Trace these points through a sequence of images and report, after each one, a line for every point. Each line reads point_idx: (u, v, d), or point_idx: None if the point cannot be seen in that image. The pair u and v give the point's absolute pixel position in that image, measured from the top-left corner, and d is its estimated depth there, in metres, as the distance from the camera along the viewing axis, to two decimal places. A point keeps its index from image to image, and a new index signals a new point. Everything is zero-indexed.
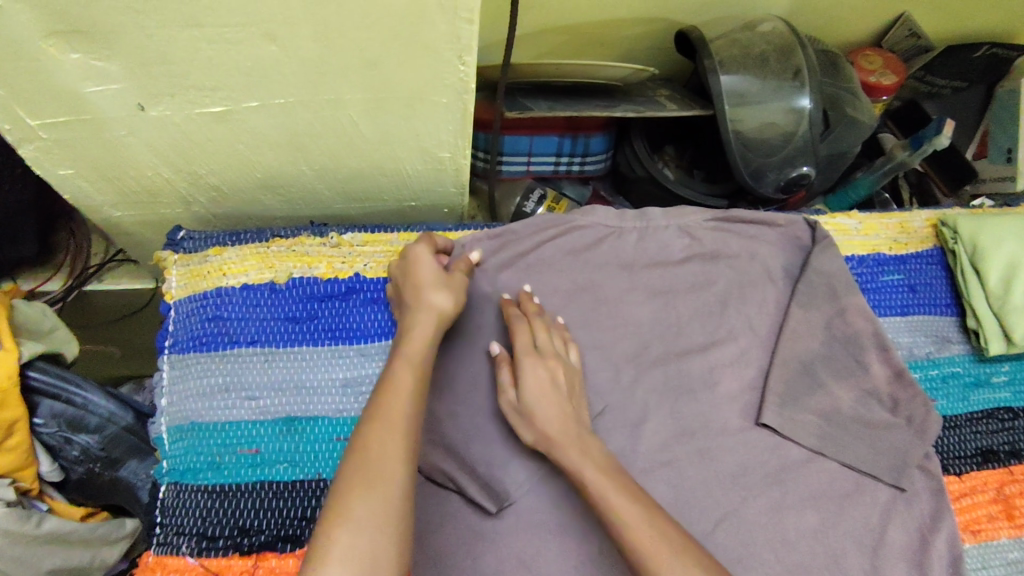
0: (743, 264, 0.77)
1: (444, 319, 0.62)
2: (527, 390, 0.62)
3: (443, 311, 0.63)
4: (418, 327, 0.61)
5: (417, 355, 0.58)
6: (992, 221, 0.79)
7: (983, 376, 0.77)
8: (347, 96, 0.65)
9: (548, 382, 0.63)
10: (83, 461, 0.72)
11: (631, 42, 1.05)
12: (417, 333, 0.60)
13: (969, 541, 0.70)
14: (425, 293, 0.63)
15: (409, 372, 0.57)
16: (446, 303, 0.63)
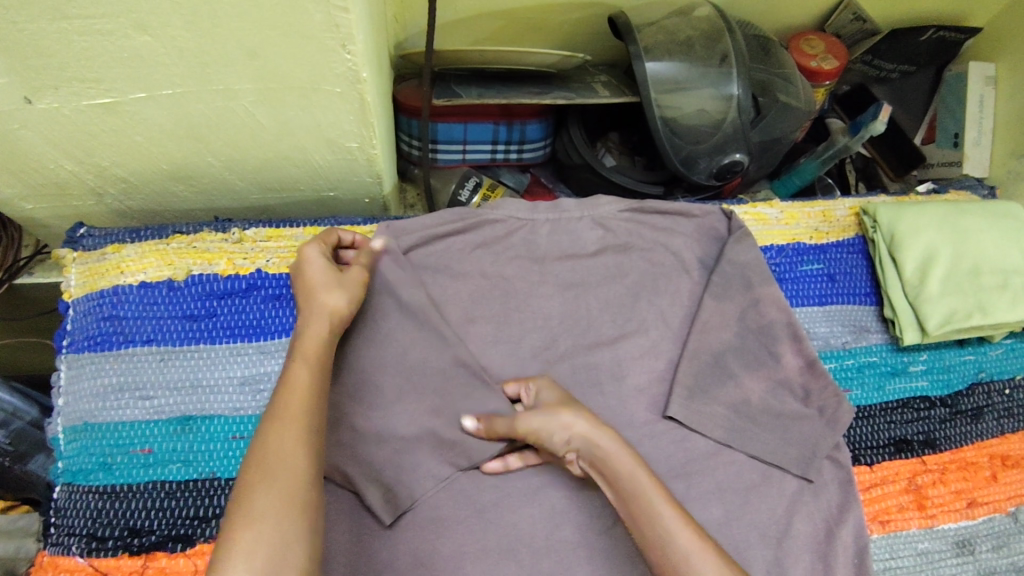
0: (657, 257, 0.77)
1: (341, 318, 0.61)
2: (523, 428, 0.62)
3: (339, 311, 0.61)
4: (313, 330, 0.59)
5: (316, 353, 0.57)
6: (910, 211, 0.79)
7: (900, 365, 0.77)
8: (237, 86, 0.62)
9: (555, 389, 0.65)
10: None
11: (574, 26, 1.01)
12: (311, 333, 0.59)
13: (877, 532, 0.70)
14: (320, 296, 0.61)
15: (306, 369, 0.56)
16: (345, 304, 0.62)
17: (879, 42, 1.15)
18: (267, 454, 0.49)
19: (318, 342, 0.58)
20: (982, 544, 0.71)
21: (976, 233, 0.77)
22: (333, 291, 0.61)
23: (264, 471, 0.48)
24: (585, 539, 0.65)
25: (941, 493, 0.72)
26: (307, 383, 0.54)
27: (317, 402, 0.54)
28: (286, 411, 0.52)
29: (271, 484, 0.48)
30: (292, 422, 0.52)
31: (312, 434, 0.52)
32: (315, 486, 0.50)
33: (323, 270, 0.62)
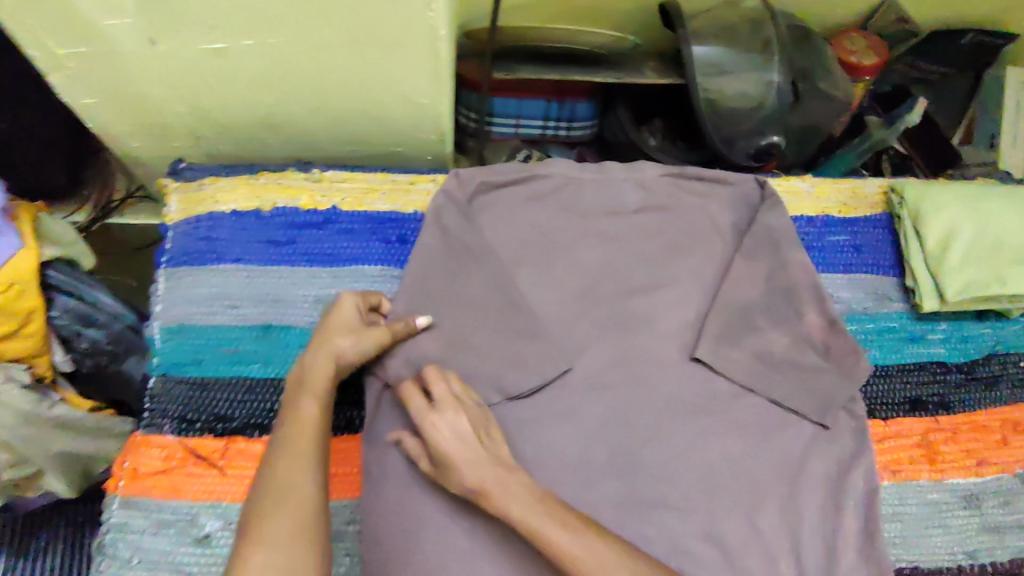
0: (692, 218, 0.83)
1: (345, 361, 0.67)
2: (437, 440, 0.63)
3: (347, 357, 0.67)
4: (320, 370, 0.65)
5: (321, 389, 0.64)
6: (936, 189, 0.84)
7: (919, 332, 0.81)
8: (331, 39, 0.70)
9: (455, 436, 0.63)
10: (91, 353, 0.81)
11: (629, 14, 1.08)
12: (318, 372, 0.65)
13: (887, 479, 0.74)
14: (334, 340, 0.67)
15: (312, 403, 0.63)
16: (356, 352, 0.67)
17: (918, 44, 1.20)
18: (276, 482, 0.56)
19: (324, 380, 0.65)
20: (989, 499, 0.75)
21: (999, 212, 0.82)
22: (348, 339, 0.67)
23: (275, 498, 0.55)
24: (614, 461, 0.71)
25: (951, 449, 0.77)
26: (314, 418, 0.62)
27: (321, 433, 0.61)
28: (295, 442, 0.60)
29: (282, 508, 0.54)
30: (301, 450, 0.59)
31: (320, 463, 0.59)
32: (323, 506, 0.57)
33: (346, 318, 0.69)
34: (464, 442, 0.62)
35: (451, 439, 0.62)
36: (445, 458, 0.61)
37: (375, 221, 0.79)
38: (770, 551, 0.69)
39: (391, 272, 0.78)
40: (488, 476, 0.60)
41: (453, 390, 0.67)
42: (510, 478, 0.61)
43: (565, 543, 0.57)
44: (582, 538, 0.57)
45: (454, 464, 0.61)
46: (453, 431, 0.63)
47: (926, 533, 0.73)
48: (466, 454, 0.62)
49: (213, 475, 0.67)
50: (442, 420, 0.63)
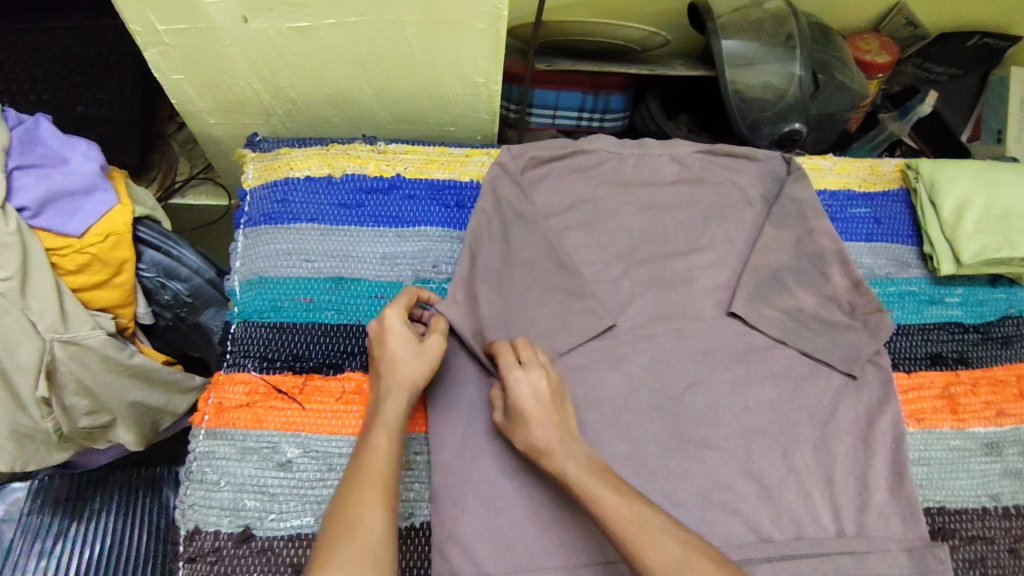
0: (725, 190, 0.90)
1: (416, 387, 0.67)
2: (515, 399, 0.67)
3: (415, 381, 0.67)
4: (392, 401, 0.65)
5: (393, 420, 0.64)
6: (949, 166, 0.90)
7: (936, 295, 0.88)
8: (405, 18, 0.78)
9: (531, 396, 0.67)
10: (172, 305, 0.89)
11: (661, 14, 1.16)
12: (392, 402, 0.65)
13: (913, 427, 0.79)
14: (400, 367, 0.67)
15: (384, 436, 0.63)
16: (424, 374, 0.68)
17: (926, 45, 1.28)
18: (345, 513, 0.56)
19: (397, 412, 0.65)
20: (1009, 447, 0.80)
21: (1009, 186, 0.88)
22: (412, 360, 0.68)
23: (344, 528, 0.55)
24: (658, 403, 0.77)
25: (972, 401, 0.82)
26: (385, 452, 0.61)
27: (392, 467, 0.61)
28: (365, 474, 0.59)
29: (349, 541, 0.54)
30: (374, 482, 0.58)
31: (389, 500, 0.58)
32: (390, 542, 0.55)
33: (405, 339, 0.68)
34: (538, 402, 0.67)
35: (528, 397, 0.67)
36: (518, 409, 0.67)
37: (435, 188, 0.86)
38: (804, 487, 0.74)
39: (449, 234, 0.84)
40: (553, 436, 0.65)
41: (540, 359, 0.71)
42: (571, 443, 0.66)
43: (614, 503, 0.60)
44: (627, 499, 0.61)
45: (526, 418, 0.67)
46: (532, 388, 0.68)
47: (951, 477, 0.78)
48: (535, 411, 0.67)
49: (293, 408, 0.73)
50: (524, 378, 0.68)
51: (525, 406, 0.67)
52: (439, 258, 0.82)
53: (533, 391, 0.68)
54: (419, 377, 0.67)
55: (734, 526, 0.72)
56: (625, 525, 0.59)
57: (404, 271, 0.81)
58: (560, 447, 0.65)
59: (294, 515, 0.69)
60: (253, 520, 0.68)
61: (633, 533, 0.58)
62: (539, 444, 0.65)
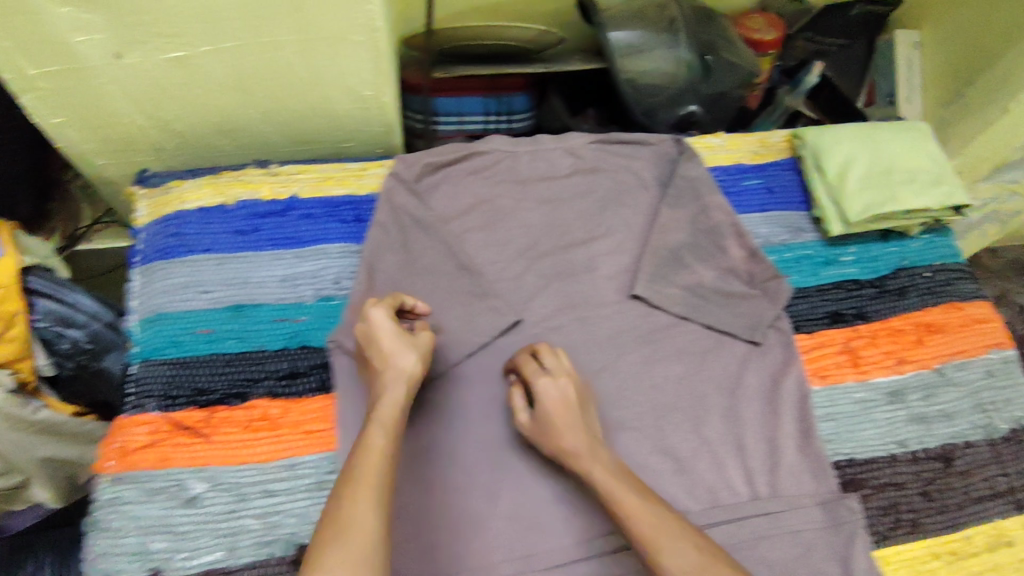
0: (620, 177, 0.92)
1: (414, 379, 0.68)
2: (542, 404, 0.69)
3: (411, 372, 0.68)
4: (388, 394, 0.66)
5: (389, 418, 0.64)
6: (831, 130, 0.93)
7: (831, 256, 0.91)
8: (282, 39, 0.79)
9: (560, 402, 0.68)
10: (73, 354, 0.87)
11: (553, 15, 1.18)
12: (388, 396, 0.66)
13: (818, 384, 0.82)
14: (390, 361, 0.68)
15: (380, 435, 0.62)
16: (414, 365, 0.69)
17: (813, 19, 1.32)
18: (339, 515, 0.56)
19: (393, 408, 0.65)
20: (912, 393, 0.83)
21: (887, 143, 0.91)
22: (405, 354, 0.69)
23: (336, 529, 0.55)
24: None
25: (873, 353, 0.84)
26: (379, 453, 0.61)
27: (387, 468, 0.61)
28: (361, 474, 0.59)
29: (343, 542, 0.54)
30: (366, 482, 0.58)
31: (382, 500, 0.58)
32: (382, 542, 0.56)
33: (393, 335, 0.69)
34: (566, 407, 0.68)
35: (556, 402, 0.68)
36: (546, 414, 0.68)
37: (332, 205, 0.86)
38: (716, 455, 0.76)
39: (351, 249, 0.83)
40: (580, 439, 0.67)
41: (562, 365, 0.73)
42: (599, 448, 0.67)
43: (637, 508, 0.61)
44: (647, 502, 0.62)
45: (552, 421, 0.68)
46: (560, 395, 0.69)
47: (859, 429, 0.80)
48: (561, 415, 0.68)
49: (199, 443, 0.71)
50: (551, 385, 0.69)
51: (554, 416, 0.68)
52: (340, 273, 0.81)
53: (559, 398, 0.69)
54: (412, 369, 0.68)
55: None
56: (645, 525, 0.60)
57: (305, 291, 0.80)
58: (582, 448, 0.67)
59: (205, 552, 0.67)
60: (163, 561, 0.66)
61: (653, 534, 0.60)
62: (569, 450, 0.67)
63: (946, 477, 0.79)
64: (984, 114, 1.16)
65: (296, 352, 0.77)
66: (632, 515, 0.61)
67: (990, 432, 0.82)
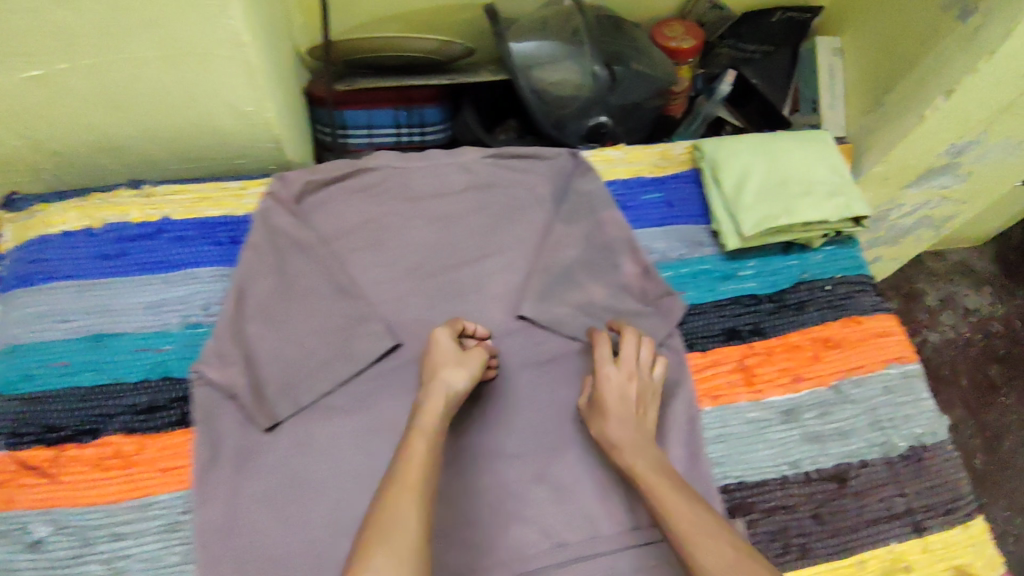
0: (515, 192, 0.88)
1: (457, 393, 0.68)
2: (602, 398, 0.72)
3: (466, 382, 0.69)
4: (432, 403, 0.66)
5: (431, 426, 0.63)
6: (728, 141, 0.91)
7: (730, 271, 0.89)
8: (142, 54, 0.73)
9: (616, 395, 0.72)
10: None
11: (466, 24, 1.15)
12: (431, 402, 0.66)
13: (709, 405, 0.79)
14: (441, 369, 0.69)
15: (422, 440, 0.62)
16: (464, 377, 0.69)
17: (736, 26, 1.32)
18: (384, 514, 0.55)
19: (434, 416, 0.64)
20: (806, 411, 0.81)
21: (785, 154, 0.89)
22: (455, 368, 0.69)
23: (382, 527, 0.54)
24: (447, 419, 0.74)
25: (767, 371, 0.82)
26: (422, 458, 0.60)
27: (428, 474, 0.59)
28: (402, 477, 0.58)
29: (389, 539, 0.53)
30: (411, 485, 0.57)
31: (424, 504, 0.57)
32: (424, 545, 0.54)
33: (449, 348, 0.72)
34: (623, 400, 0.72)
35: (614, 392, 0.72)
36: (604, 405, 0.71)
37: (206, 226, 0.82)
38: (598, 483, 0.74)
39: (222, 273, 0.80)
40: (622, 435, 0.70)
41: (637, 361, 0.75)
42: (644, 444, 0.69)
43: (676, 504, 0.62)
44: (689, 501, 0.62)
45: (607, 415, 0.71)
46: (619, 391, 0.72)
47: (750, 450, 0.78)
48: (619, 408, 0.71)
49: (46, 484, 0.68)
50: (616, 376, 0.73)
51: (614, 410, 0.71)
52: (209, 299, 0.78)
53: (617, 394, 0.72)
54: (463, 384, 0.69)
55: (528, 535, 0.71)
56: (686, 523, 0.60)
57: (170, 318, 0.77)
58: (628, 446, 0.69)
59: None
60: None
61: (689, 533, 0.60)
62: (613, 441, 0.70)
63: (840, 498, 0.77)
64: (904, 121, 1.11)
65: (156, 385, 0.73)
66: (668, 512, 0.62)
67: (887, 449, 0.80)
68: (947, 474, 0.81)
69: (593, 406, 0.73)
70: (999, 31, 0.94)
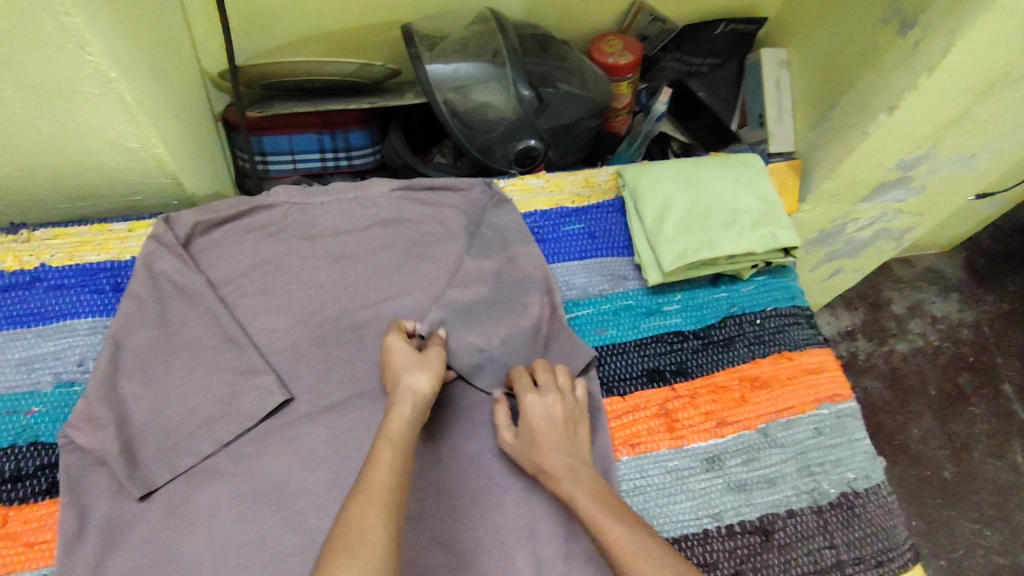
0: (424, 227, 0.84)
1: (425, 399, 0.65)
2: (530, 423, 0.68)
3: (429, 387, 0.67)
4: (398, 411, 0.63)
5: (398, 432, 0.61)
6: (651, 167, 0.87)
7: (654, 306, 0.84)
8: (3, 93, 0.65)
9: (541, 422, 0.68)
10: None
11: (393, 43, 1.08)
12: (398, 413, 0.63)
13: (627, 454, 0.74)
14: (404, 376, 0.67)
15: (390, 448, 0.60)
16: (427, 380, 0.66)
17: (680, 39, 1.26)
18: (348, 530, 0.52)
19: (402, 421, 0.62)
20: (731, 458, 0.76)
21: (707, 183, 0.86)
22: (416, 371, 0.67)
23: (346, 544, 0.51)
24: (338, 480, 0.69)
25: (691, 415, 0.77)
26: (389, 471, 0.58)
27: (398, 481, 0.57)
28: (369, 489, 0.56)
29: (352, 552, 0.51)
30: (377, 494, 0.55)
31: (394, 516, 0.54)
32: (394, 558, 0.52)
33: (406, 355, 0.69)
34: (551, 425, 0.68)
35: (542, 419, 0.68)
36: (533, 431, 0.67)
37: (87, 273, 0.77)
38: (504, 546, 0.68)
39: (101, 324, 0.75)
40: (555, 463, 0.65)
41: (559, 381, 0.72)
42: (580, 470, 0.65)
43: (617, 533, 0.57)
44: (627, 525, 0.58)
45: (538, 440, 0.67)
46: (547, 413, 0.68)
47: (669, 502, 0.73)
48: (546, 435, 0.67)
49: None
50: (540, 399, 0.69)
51: (541, 434, 0.67)
52: (85, 353, 0.73)
53: (546, 416, 0.68)
54: (427, 387, 0.66)
55: None
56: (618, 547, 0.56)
57: (43, 376, 0.72)
58: (565, 471, 0.65)
59: None
60: None
61: (632, 559, 0.55)
62: (549, 471, 0.65)
63: (764, 552, 0.72)
64: (848, 137, 1.04)
65: (22, 450, 0.68)
66: (612, 542, 0.57)
67: (815, 497, 0.76)
68: (880, 522, 0.76)
69: (523, 437, 0.68)
70: (938, 44, 0.87)
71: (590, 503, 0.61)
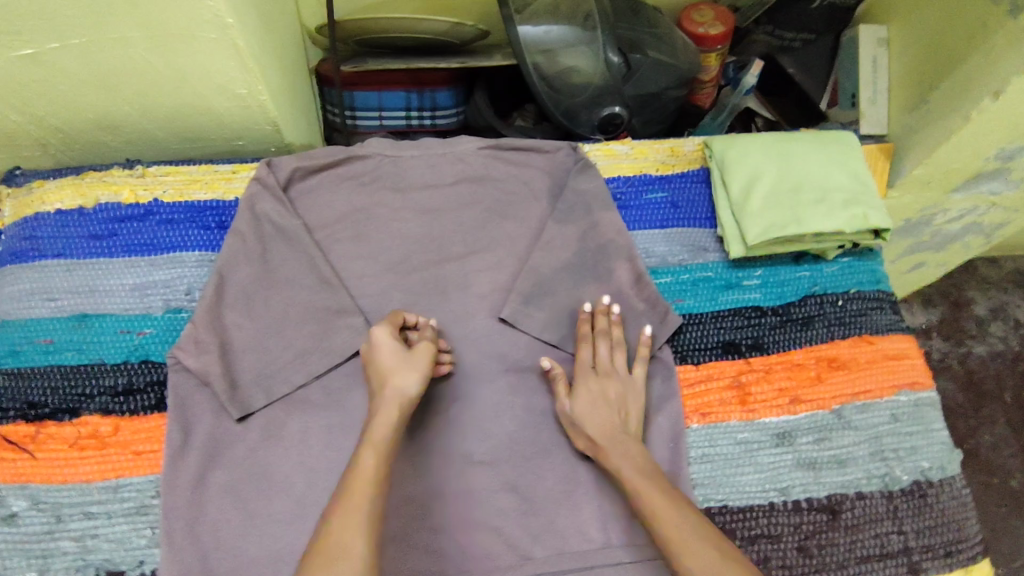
0: (509, 186, 0.85)
1: (409, 401, 0.65)
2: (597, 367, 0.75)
3: (408, 390, 0.65)
4: (383, 415, 0.63)
5: (381, 438, 0.61)
6: (740, 140, 0.86)
7: (734, 279, 0.84)
8: (129, 34, 0.69)
9: (598, 396, 0.72)
10: None
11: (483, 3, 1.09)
12: (383, 420, 0.63)
13: (697, 422, 0.76)
14: (390, 378, 0.66)
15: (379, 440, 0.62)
16: (412, 384, 0.65)
17: (773, 11, 1.22)
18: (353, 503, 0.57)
19: (386, 430, 0.62)
20: (802, 436, 0.76)
21: (798, 157, 0.85)
22: (405, 372, 0.66)
23: None
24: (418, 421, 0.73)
25: (764, 389, 0.77)
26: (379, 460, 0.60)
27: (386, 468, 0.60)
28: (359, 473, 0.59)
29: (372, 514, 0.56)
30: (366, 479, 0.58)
31: (372, 523, 0.56)
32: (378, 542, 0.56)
33: (394, 353, 0.67)
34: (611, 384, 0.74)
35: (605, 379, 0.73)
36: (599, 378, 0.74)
37: (195, 210, 0.82)
38: (572, 496, 0.72)
39: (207, 258, 0.80)
40: (607, 419, 0.71)
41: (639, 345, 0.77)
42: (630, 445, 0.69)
43: (670, 513, 0.61)
44: (677, 504, 0.62)
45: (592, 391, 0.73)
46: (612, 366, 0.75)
47: (735, 472, 0.74)
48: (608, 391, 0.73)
49: (23, 459, 0.70)
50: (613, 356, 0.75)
51: (591, 391, 0.72)
52: (192, 284, 0.78)
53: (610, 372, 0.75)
54: (413, 390, 0.65)
55: (492, 545, 0.70)
56: (670, 525, 0.60)
57: (154, 301, 0.77)
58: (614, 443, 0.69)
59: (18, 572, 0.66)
60: None
61: (681, 539, 0.59)
62: (598, 442, 0.70)
63: (829, 531, 0.73)
64: (947, 120, 0.99)
65: (135, 367, 0.74)
66: (660, 516, 0.61)
67: (886, 482, 0.75)
68: (952, 514, 0.75)
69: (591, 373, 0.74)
70: None
71: (643, 480, 0.65)
